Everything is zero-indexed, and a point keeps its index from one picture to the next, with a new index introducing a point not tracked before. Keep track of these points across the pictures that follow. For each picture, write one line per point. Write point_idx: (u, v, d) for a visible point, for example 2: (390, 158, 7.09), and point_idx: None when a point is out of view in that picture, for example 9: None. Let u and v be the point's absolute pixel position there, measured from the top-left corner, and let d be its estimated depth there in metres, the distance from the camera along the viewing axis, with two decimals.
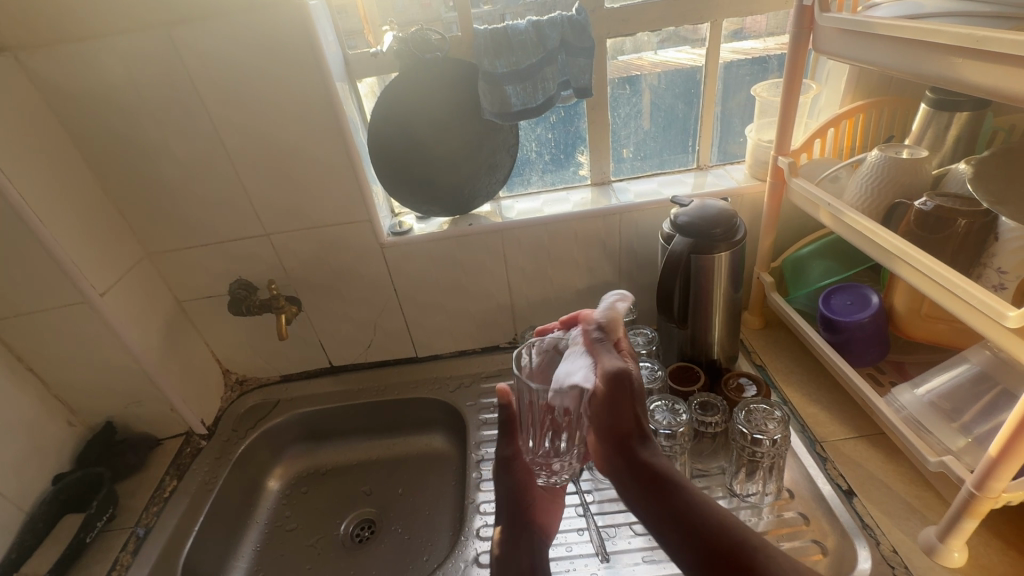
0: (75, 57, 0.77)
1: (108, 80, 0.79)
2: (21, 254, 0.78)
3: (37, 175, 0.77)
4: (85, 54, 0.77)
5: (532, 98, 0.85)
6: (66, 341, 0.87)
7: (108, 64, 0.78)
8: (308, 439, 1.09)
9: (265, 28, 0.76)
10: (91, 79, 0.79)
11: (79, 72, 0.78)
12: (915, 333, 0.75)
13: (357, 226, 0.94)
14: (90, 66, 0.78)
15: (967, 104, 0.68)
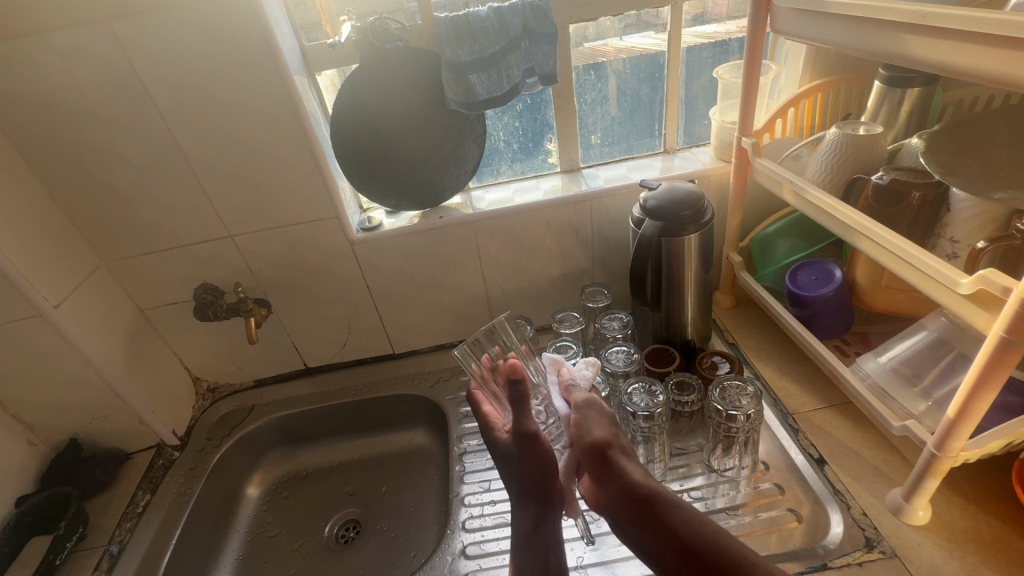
0: (10, 57, 0.73)
1: (49, 81, 0.75)
2: None
3: None
4: (20, 53, 0.73)
5: (497, 86, 0.84)
6: (21, 358, 0.82)
7: (47, 64, 0.74)
8: (286, 444, 1.07)
9: (216, 21, 0.73)
10: (30, 80, 0.75)
11: (16, 73, 0.74)
12: (876, 304, 0.77)
13: (325, 223, 0.92)
14: (27, 67, 0.74)
15: (918, 81, 0.70)
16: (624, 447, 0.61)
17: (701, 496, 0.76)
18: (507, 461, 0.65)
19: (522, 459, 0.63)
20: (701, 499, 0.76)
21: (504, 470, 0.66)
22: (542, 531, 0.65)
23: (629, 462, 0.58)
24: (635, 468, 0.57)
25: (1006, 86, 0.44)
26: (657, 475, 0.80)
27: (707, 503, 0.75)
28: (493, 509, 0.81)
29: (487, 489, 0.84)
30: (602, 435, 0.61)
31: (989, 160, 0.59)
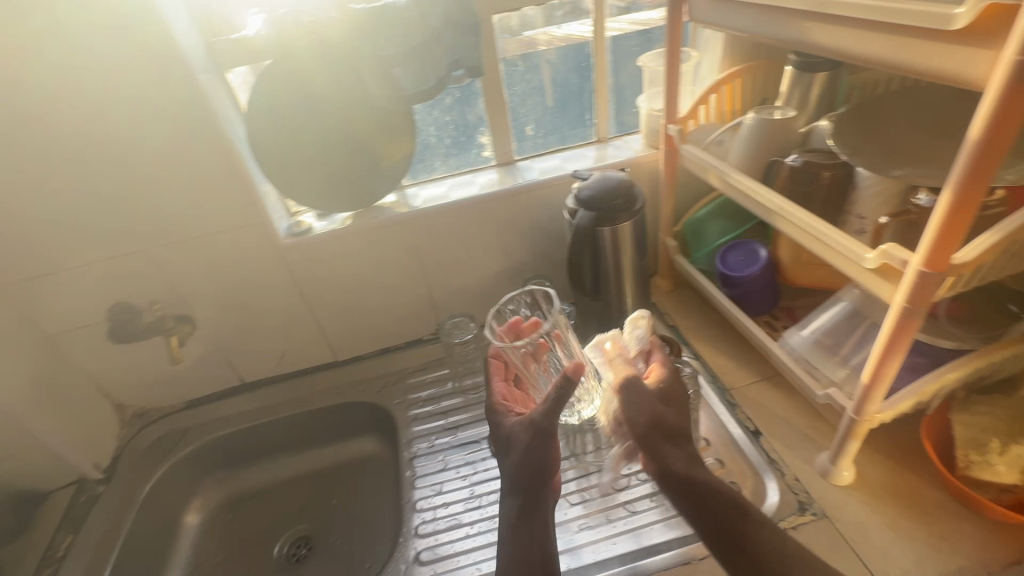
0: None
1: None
2: None
3: None
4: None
5: (422, 80, 0.83)
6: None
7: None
8: (227, 465, 1.01)
9: (109, 18, 0.68)
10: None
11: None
12: (799, 281, 0.82)
13: (248, 230, 0.87)
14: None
15: (825, 65, 0.73)
16: (679, 429, 0.63)
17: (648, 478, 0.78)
18: (509, 444, 0.66)
19: (533, 452, 0.63)
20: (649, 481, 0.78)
21: (511, 454, 0.65)
22: (534, 518, 0.63)
23: (686, 452, 0.62)
24: (685, 459, 0.61)
25: (894, 70, 0.46)
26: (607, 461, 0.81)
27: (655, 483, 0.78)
28: (447, 511, 0.80)
29: (440, 492, 0.83)
30: (655, 417, 0.62)
31: (888, 139, 0.63)
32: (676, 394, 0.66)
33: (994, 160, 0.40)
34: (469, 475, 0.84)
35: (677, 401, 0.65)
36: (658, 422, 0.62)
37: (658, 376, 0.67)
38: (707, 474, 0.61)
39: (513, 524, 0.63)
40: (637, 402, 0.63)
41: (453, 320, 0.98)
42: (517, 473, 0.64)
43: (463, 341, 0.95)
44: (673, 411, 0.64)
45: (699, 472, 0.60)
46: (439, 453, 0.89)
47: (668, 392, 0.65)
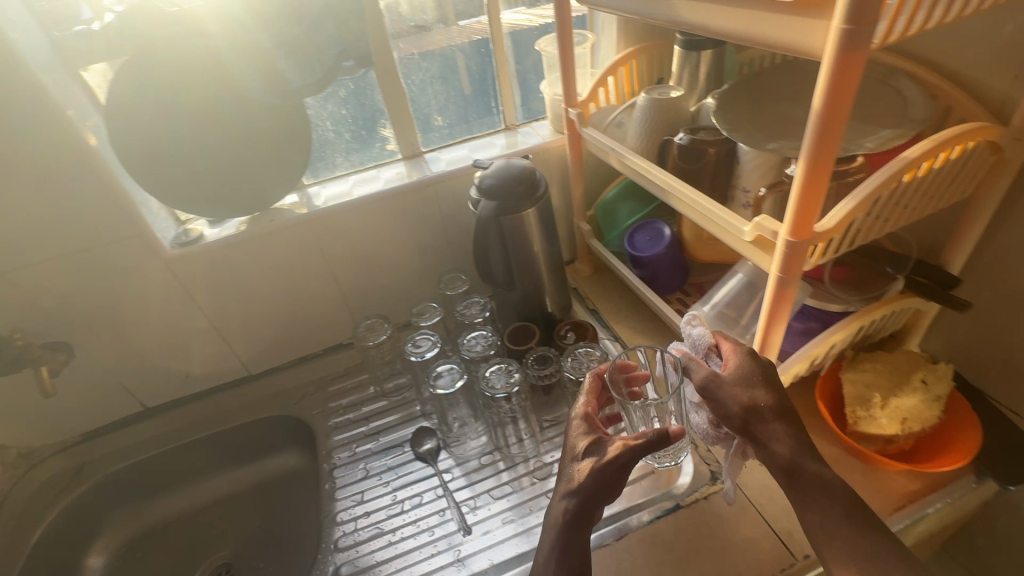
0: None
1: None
2: None
3: None
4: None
5: (309, 72, 0.81)
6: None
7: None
8: (133, 498, 0.94)
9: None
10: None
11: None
12: (703, 256, 0.84)
13: (127, 244, 0.79)
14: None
15: (708, 43, 0.74)
16: (773, 416, 0.54)
17: None
18: (590, 449, 0.56)
19: (606, 477, 0.53)
20: None
21: (586, 462, 0.55)
22: (586, 523, 0.54)
23: (794, 441, 0.53)
24: (787, 443, 0.53)
25: (740, 42, 0.48)
26: (530, 451, 0.81)
27: None
28: (367, 520, 0.77)
29: (361, 501, 0.80)
30: (745, 405, 0.54)
31: (764, 115, 0.65)
32: (771, 372, 0.56)
33: (838, 127, 0.41)
34: (391, 481, 0.81)
35: (764, 381, 0.55)
36: (752, 409, 0.54)
37: (742, 359, 0.56)
38: (817, 466, 0.53)
39: (563, 534, 0.54)
40: (725, 385, 0.55)
41: (367, 321, 0.93)
42: (585, 485, 0.53)
43: (378, 343, 0.91)
44: (769, 393, 0.54)
45: (812, 463, 0.53)
46: (361, 461, 0.85)
47: (764, 370, 0.56)
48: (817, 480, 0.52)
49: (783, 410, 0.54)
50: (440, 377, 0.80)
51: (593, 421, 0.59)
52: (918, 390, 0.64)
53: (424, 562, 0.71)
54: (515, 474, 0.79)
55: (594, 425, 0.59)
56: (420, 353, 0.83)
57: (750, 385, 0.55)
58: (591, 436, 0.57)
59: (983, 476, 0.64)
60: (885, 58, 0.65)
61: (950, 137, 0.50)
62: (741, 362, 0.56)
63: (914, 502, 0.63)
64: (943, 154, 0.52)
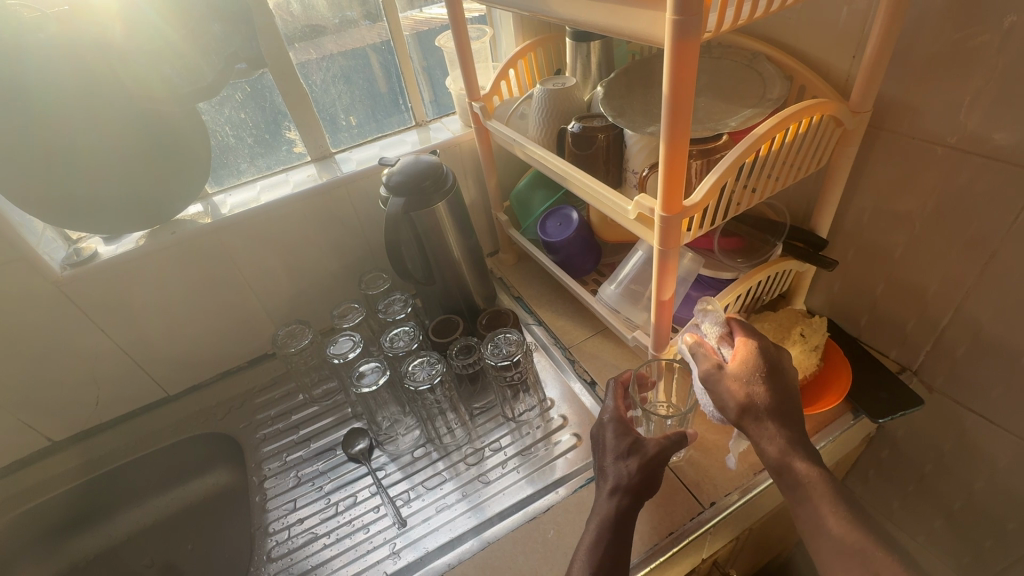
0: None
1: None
2: None
3: None
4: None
5: (198, 76, 0.78)
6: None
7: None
8: (47, 537, 0.88)
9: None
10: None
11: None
12: (611, 237, 0.89)
13: (9, 269, 0.74)
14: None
15: (595, 34, 0.78)
16: (768, 413, 0.55)
17: (502, 445, 0.81)
18: (629, 447, 0.60)
19: (647, 471, 0.58)
20: (503, 448, 0.81)
21: (631, 460, 0.59)
22: (628, 523, 0.57)
23: (790, 438, 0.55)
24: (778, 440, 0.54)
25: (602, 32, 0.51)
26: (462, 439, 0.83)
27: (508, 449, 0.81)
28: (302, 526, 0.76)
29: (294, 509, 0.79)
30: (742, 402, 0.55)
31: (647, 100, 0.70)
32: (773, 366, 0.57)
33: (687, 107, 0.45)
34: (324, 484, 0.81)
35: (765, 380, 0.56)
36: (749, 406, 0.55)
37: (745, 356, 0.57)
38: (811, 463, 0.54)
39: (605, 534, 0.56)
40: (723, 381, 0.56)
41: (288, 328, 0.92)
42: (632, 479, 0.58)
43: (301, 348, 0.90)
44: (767, 390, 0.56)
45: (805, 459, 0.54)
46: (291, 470, 0.84)
47: (768, 366, 0.57)
48: (807, 477, 0.53)
49: (777, 406, 0.55)
50: (363, 377, 0.80)
51: (625, 422, 0.63)
52: (798, 342, 0.71)
53: (360, 559, 0.71)
54: (449, 462, 0.81)
55: (626, 426, 0.63)
56: (342, 355, 0.83)
57: (748, 383, 0.56)
58: (627, 437, 0.61)
59: (858, 413, 0.73)
60: (748, 43, 0.71)
61: (794, 112, 0.56)
62: (751, 355, 0.57)
63: None
64: (791, 127, 0.58)
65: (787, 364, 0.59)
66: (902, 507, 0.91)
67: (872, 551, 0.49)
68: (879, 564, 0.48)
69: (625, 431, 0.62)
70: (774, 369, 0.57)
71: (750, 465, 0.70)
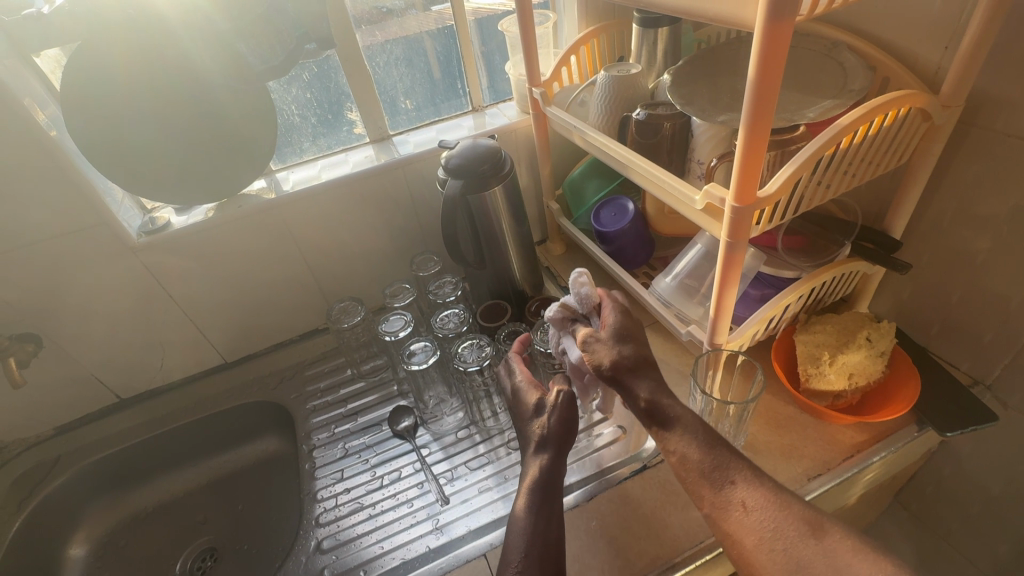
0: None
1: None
2: None
3: None
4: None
5: (271, 54, 0.78)
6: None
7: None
8: (113, 487, 0.94)
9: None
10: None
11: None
12: (666, 229, 0.88)
13: (92, 233, 0.79)
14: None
15: (664, 21, 0.76)
16: (638, 365, 0.60)
17: None
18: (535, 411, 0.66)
19: (555, 435, 0.63)
20: None
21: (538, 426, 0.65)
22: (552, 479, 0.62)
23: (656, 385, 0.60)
24: (648, 387, 0.59)
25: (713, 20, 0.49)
26: (505, 423, 0.84)
27: None
28: (348, 496, 0.79)
29: (341, 479, 0.81)
30: (615, 360, 0.60)
31: (717, 89, 0.68)
32: (633, 330, 0.63)
33: (773, 92, 0.44)
34: (370, 458, 0.83)
35: (632, 338, 0.62)
36: (621, 363, 0.60)
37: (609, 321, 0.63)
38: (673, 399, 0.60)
39: (534, 497, 0.61)
40: (602, 347, 0.61)
41: (341, 304, 0.94)
42: (545, 442, 0.63)
43: (353, 325, 0.92)
44: (634, 350, 0.61)
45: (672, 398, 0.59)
46: (340, 441, 0.87)
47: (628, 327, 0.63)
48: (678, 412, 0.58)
49: (645, 361, 0.61)
50: (414, 355, 0.82)
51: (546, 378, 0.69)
52: (863, 346, 0.68)
53: (403, 532, 0.73)
54: (492, 446, 0.82)
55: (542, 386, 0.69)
56: (394, 333, 0.85)
57: (619, 343, 0.61)
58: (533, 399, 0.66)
59: (923, 425, 0.69)
60: (827, 31, 0.68)
61: (882, 103, 0.53)
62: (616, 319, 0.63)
63: (860, 452, 0.68)
64: (877, 119, 0.55)
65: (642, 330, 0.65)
66: (961, 527, 0.87)
67: (730, 457, 0.55)
68: (732, 470, 0.54)
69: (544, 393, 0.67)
70: (636, 330, 0.64)
71: (803, 470, 0.67)
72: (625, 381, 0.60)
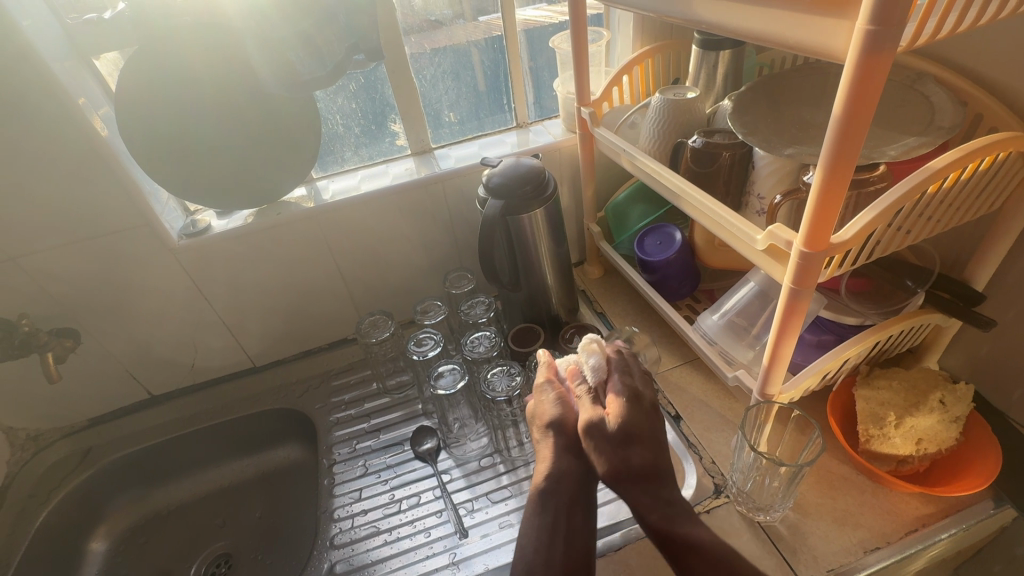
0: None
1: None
2: None
3: None
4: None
5: (319, 64, 0.77)
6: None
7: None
8: (137, 483, 0.94)
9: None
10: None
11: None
12: (715, 262, 0.82)
13: (135, 233, 0.79)
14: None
15: (727, 43, 0.72)
16: (650, 455, 0.56)
17: None
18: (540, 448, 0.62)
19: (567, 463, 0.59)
20: None
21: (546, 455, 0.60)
22: (556, 489, 0.57)
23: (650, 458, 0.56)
24: (655, 506, 0.53)
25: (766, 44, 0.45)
26: (531, 455, 0.80)
27: None
28: (364, 518, 0.76)
29: (359, 499, 0.79)
30: (616, 463, 0.55)
31: (783, 118, 0.63)
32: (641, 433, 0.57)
33: (859, 131, 0.39)
34: (389, 479, 0.81)
35: (638, 438, 0.56)
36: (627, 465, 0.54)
37: (617, 411, 0.58)
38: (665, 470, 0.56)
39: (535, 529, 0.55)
40: (602, 440, 0.56)
41: (372, 317, 0.93)
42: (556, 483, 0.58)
43: (382, 339, 0.90)
44: (641, 454, 0.55)
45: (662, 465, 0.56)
46: (361, 458, 0.85)
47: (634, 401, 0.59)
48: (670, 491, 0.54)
49: (653, 467, 0.55)
50: (441, 378, 0.79)
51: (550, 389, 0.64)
52: (936, 410, 0.62)
53: (419, 564, 0.70)
54: (514, 479, 0.78)
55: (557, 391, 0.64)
56: (422, 352, 0.82)
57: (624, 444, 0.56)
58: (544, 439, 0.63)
59: (1001, 501, 0.62)
60: (912, 61, 0.63)
61: (979, 146, 0.48)
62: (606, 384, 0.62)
63: (926, 527, 0.61)
64: (972, 164, 0.49)
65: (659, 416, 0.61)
66: None
67: None
68: None
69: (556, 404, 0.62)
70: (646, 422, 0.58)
71: (858, 540, 0.61)
72: (630, 476, 0.54)
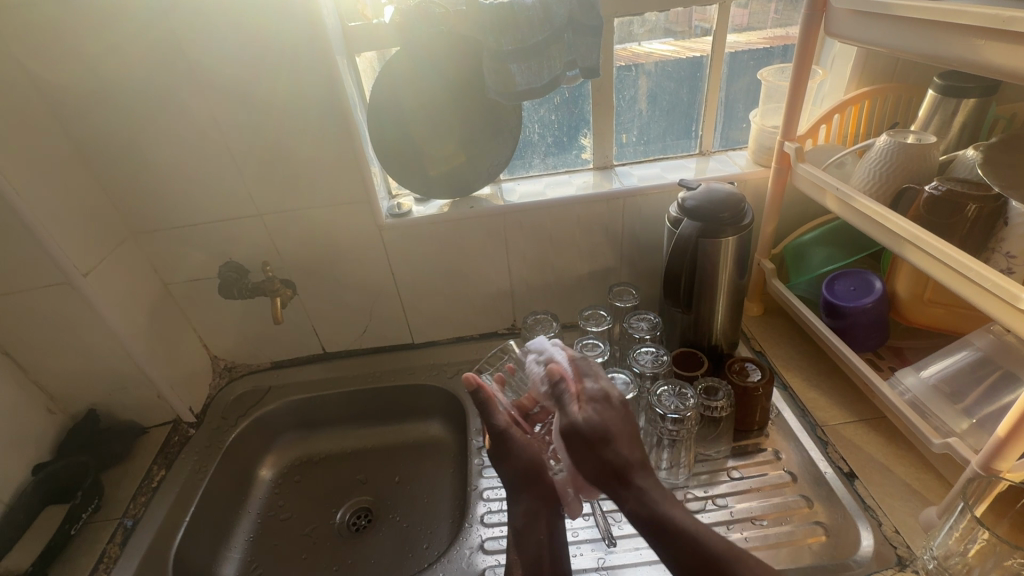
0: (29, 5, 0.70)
1: (74, 42, 0.73)
2: (8, 242, 0.73)
3: (25, 154, 0.73)
4: (48, 7, 0.71)
5: (537, 77, 0.81)
6: (32, 321, 0.80)
7: (77, 16, 0.72)
8: (302, 426, 1.06)
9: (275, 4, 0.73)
10: (58, 36, 0.73)
11: (44, 23, 0.71)
12: (914, 318, 0.77)
13: (356, 207, 0.90)
14: (48, 20, 0.71)
15: (975, 91, 0.69)
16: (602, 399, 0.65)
17: (726, 504, 0.74)
18: (506, 452, 0.73)
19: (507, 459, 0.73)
20: (726, 507, 0.74)
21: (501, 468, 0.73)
22: (533, 525, 0.69)
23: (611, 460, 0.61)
24: (589, 426, 0.63)
25: None
26: (681, 479, 0.78)
27: (731, 511, 0.73)
28: None
29: (506, 485, 0.83)
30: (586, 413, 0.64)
31: None
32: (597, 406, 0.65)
33: None
34: None
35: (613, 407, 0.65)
36: (597, 433, 0.62)
37: (586, 407, 0.65)
38: (623, 485, 0.60)
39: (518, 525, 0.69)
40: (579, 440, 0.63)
41: (534, 316, 0.96)
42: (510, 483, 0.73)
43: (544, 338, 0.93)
44: (587, 414, 0.64)
45: (616, 458, 0.61)
46: None
47: (573, 433, 0.63)
48: (641, 483, 0.60)
49: (604, 435, 0.62)
50: None
51: (498, 426, 0.74)
52: None
53: None
54: None
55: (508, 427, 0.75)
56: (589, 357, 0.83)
57: (599, 419, 0.63)
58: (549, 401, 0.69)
59: None
60: None
61: None
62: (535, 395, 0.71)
63: None
64: None
65: (613, 424, 0.63)
66: None
67: (715, 547, 0.54)
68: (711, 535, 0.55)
69: (497, 440, 0.74)
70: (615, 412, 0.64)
71: None
72: (580, 434, 0.63)
